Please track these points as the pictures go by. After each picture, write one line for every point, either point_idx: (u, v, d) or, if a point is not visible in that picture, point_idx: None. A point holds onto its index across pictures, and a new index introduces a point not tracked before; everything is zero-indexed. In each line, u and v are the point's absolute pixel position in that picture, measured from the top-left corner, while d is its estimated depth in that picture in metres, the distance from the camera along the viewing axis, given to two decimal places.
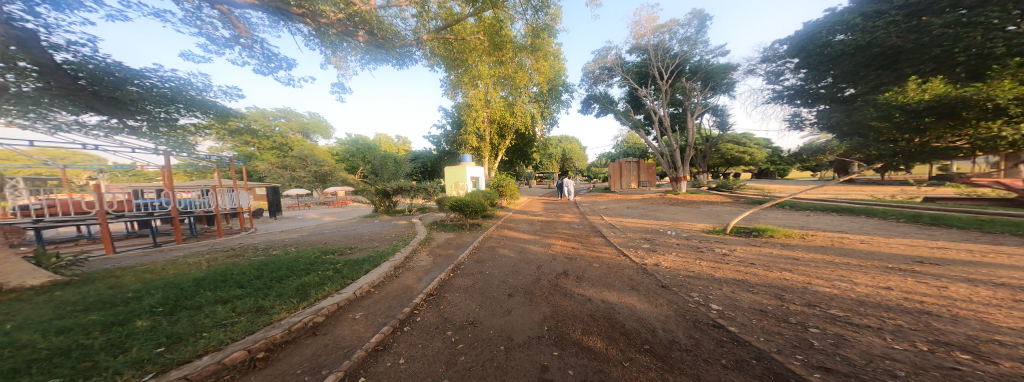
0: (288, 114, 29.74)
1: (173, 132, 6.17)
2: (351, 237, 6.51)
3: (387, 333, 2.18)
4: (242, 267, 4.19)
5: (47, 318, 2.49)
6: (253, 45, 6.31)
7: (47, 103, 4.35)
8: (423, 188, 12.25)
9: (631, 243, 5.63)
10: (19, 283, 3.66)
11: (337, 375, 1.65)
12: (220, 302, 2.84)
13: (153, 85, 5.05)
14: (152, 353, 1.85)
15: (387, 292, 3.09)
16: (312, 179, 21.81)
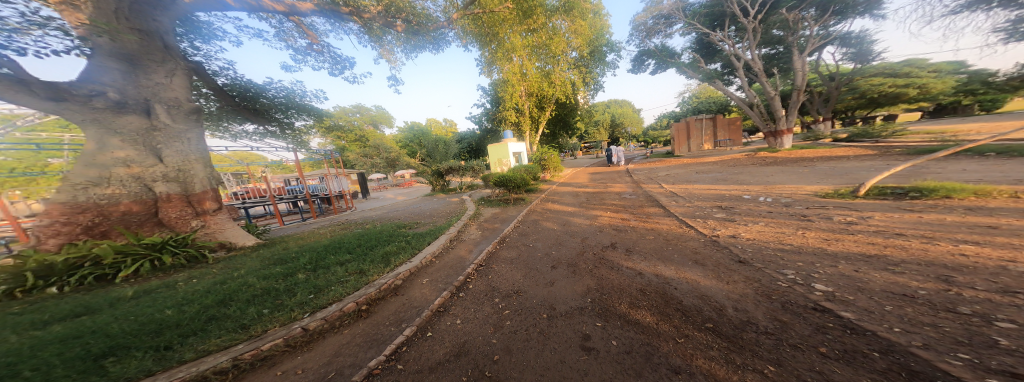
0: (361, 109, 35.00)
1: (295, 134, 7.92)
2: (418, 214, 7.54)
3: (446, 297, 2.49)
4: (350, 237, 5.37)
5: (258, 266, 3.71)
6: (323, 50, 7.45)
7: (224, 117, 6.56)
8: (470, 167, 13.40)
9: (698, 212, 4.88)
10: (245, 243, 5.25)
11: (411, 329, 2.02)
12: (339, 262, 3.80)
13: (274, 96, 6.76)
14: (307, 298, 2.57)
15: (445, 261, 3.50)
16: (385, 164, 25.46)
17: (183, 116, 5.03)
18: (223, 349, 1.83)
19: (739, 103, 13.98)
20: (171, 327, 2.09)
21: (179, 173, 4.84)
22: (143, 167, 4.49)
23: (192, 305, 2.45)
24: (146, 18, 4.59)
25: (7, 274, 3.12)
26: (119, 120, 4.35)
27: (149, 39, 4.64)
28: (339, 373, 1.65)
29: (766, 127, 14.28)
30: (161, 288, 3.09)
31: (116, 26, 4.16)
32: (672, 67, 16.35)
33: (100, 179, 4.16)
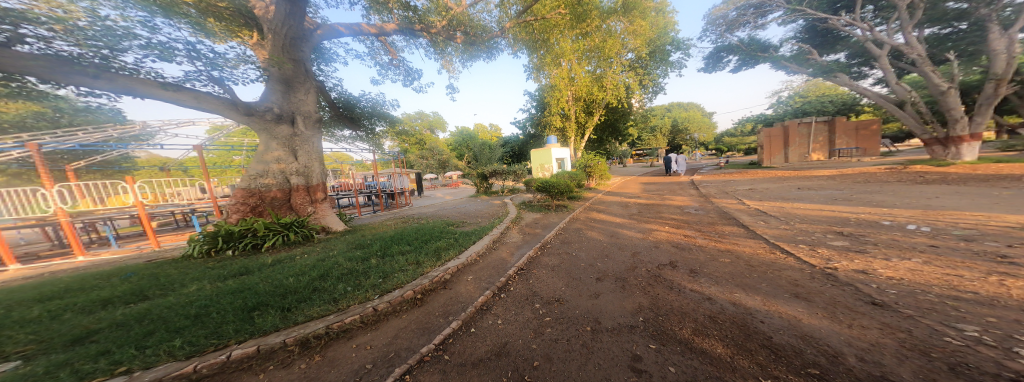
0: (422, 115, 38.92)
1: (374, 137, 9.15)
2: (464, 214, 7.89)
3: (489, 296, 2.57)
4: (407, 228, 5.78)
5: (349, 248, 4.25)
6: (399, 64, 8.39)
7: (331, 124, 8.24)
8: (513, 171, 13.76)
9: (798, 234, 4.01)
10: (338, 229, 5.95)
11: (457, 324, 2.13)
12: (402, 250, 4.00)
13: (366, 108, 8.19)
14: (376, 282, 2.87)
15: (488, 261, 3.61)
16: (437, 165, 27.61)
17: (313, 124, 5.92)
18: (312, 320, 2.20)
19: (878, 100, 11.78)
20: (287, 294, 2.64)
21: (306, 168, 5.71)
22: (288, 163, 5.47)
23: (298, 278, 3.01)
24: (298, 48, 5.54)
25: (208, 237, 4.37)
26: (277, 129, 5.39)
27: (301, 66, 5.62)
28: (398, 356, 1.85)
29: (925, 132, 11.60)
30: (283, 260, 3.87)
31: (281, 57, 5.11)
32: (767, 60, 14.43)
33: (262, 172, 5.22)
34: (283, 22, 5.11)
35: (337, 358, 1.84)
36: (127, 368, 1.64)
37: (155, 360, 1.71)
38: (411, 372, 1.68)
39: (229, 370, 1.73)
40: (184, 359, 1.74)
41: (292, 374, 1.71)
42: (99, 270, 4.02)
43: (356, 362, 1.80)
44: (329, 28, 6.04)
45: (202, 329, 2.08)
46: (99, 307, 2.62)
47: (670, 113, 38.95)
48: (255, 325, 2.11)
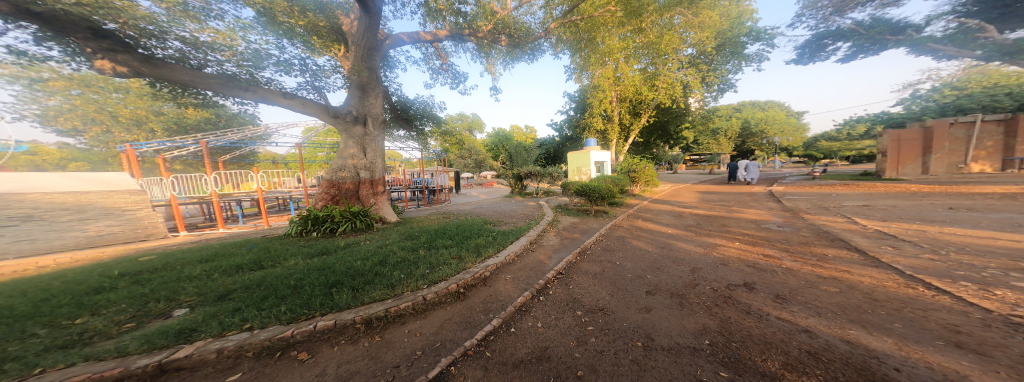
0: (462, 116, 40.58)
1: (422, 137, 9.78)
2: (499, 213, 8.02)
3: (528, 297, 2.57)
4: (449, 223, 6.03)
5: (401, 238, 4.56)
6: (447, 68, 8.84)
7: (389, 125, 9.05)
8: (548, 173, 13.64)
9: (936, 266, 3.22)
10: (391, 220, 6.35)
11: (497, 322, 2.17)
12: (445, 244, 4.19)
13: (420, 108, 8.81)
14: (424, 273, 3.04)
15: (526, 262, 3.61)
16: (473, 164, 28.56)
17: (379, 124, 6.35)
18: (373, 302, 2.43)
19: None
20: (353, 276, 2.91)
21: (372, 164, 6.19)
22: (359, 159, 6.05)
23: (363, 262, 3.34)
24: (373, 58, 5.86)
25: (301, 219, 5.09)
26: (353, 129, 5.98)
27: (374, 74, 6.03)
28: (443, 347, 1.95)
29: None
30: (352, 244, 4.36)
31: (360, 66, 5.56)
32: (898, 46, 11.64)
33: (341, 166, 5.90)
34: (363, 35, 5.41)
35: (392, 341, 2.02)
36: (250, 325, 2.10)
37: (266, 321, 2.14)
38: (455, 363, 1.77)
39: (313, 339, 2.05)
40: (287, 323, 2.11)
41: (358, 351, 1.92)
42: (236, 239, 5.12)
43: (408, 347, 1.96)
44: (396, 37, 6.33)
45: (299, 299, 2.46)
46: (234, 269, 3.35)
47: (744, 112, 34.40)
48: (332, 301, 2.41)
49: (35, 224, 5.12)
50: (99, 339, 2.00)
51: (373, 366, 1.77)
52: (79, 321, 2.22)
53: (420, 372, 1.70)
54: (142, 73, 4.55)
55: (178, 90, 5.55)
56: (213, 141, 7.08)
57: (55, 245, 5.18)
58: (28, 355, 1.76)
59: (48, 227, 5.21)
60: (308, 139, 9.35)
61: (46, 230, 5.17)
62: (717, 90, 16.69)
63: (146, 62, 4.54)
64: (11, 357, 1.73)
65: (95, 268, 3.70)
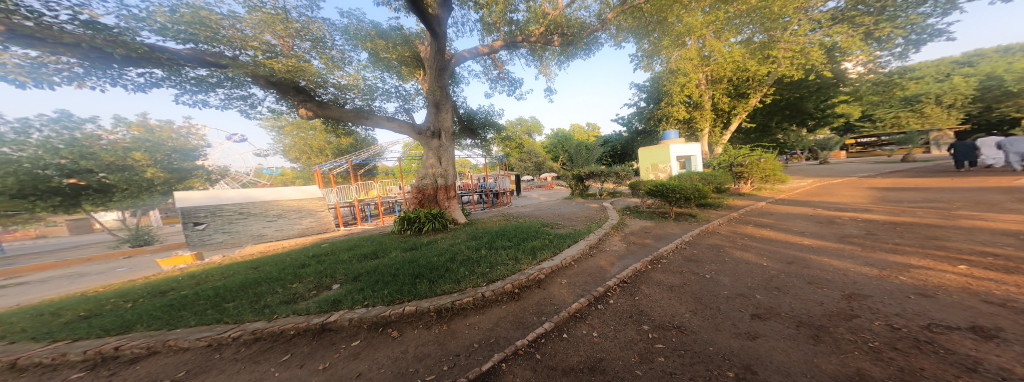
0: (524, 122, 42.21)
1: (486, 144, 10.79)
2: (557, 215, 7.85)
3: (584, 304, 2.38)
4: (507, 225, 6.28)
5: (465, 238, 5.06)
6: (503, 77, 9.51)
7: (459, 136, 10.36)
8: (613, 172, 12.58)
9: None
10: (460, 222, 7.26)
11: (549, 326, 2.11)
12: (503, 245, 4.39)
13: (482, 116, 9.79)
14: (483, 272, 3.25)
15: (585, 267, 3.36)
16: (533, 167, 29.31)
17: (449, 137, 7.34)
18: (443, 295, 2.78)
19: None
20: (429, 270, 3.43)
21: (446, 172, 7.20)
22: (436, 168, 7.15)
23: (437, 258, 3.89)
24: (442, 77, 6.76)
25: (401, 220, 6.40)
26: (430, 142, 7.13)
27: (445, 92, 6.94)
28: (497, 343, 2.05)
29: None
30: (431, 242, 5.14)
31: (433, 85, 6.55)
32: None
33: (424, 175, 7.10)
34: (433, 57, 6.38)
35: (456, 332, 2.26)
36: (366, 303, 2.80)
37: (376, 301, 2.80)
38: (506, 360, 1.82)
39: (402, 320, 2.53)
40: (387, 305, 2.70)
41: (430, 335, 2.27)
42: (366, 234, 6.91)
43: (468, 338, 2.16)
44: (459, 55, 7.20)
45: (393, 286, 3.09)
46: (361, 257, 4.50)
47: (974, 66, 21.53)
48: (414, 290, 2.92)
49: (283, 220, 8.57)
50: (300, 300, 3.10)
51: (440, 351, 2.05)
52: (289, 285, 3.55)
53: (475, 364, 1.85)
54: (319, 114, 6.81)
55: (336, 124, 8.12)
56: (355, 160, 9.89)
57: (289, 232, 8.60)
58: (274, 304, 2.98)
59: (288, 221, 8.64)
60: (406, 153, 11.89)
61: (288, 223, 8.62)
62: (901, 43, 11.33)
63: (319, 107, 6.75)
64: (268, 305, 3.00)
65: (304, 249, 5.82)
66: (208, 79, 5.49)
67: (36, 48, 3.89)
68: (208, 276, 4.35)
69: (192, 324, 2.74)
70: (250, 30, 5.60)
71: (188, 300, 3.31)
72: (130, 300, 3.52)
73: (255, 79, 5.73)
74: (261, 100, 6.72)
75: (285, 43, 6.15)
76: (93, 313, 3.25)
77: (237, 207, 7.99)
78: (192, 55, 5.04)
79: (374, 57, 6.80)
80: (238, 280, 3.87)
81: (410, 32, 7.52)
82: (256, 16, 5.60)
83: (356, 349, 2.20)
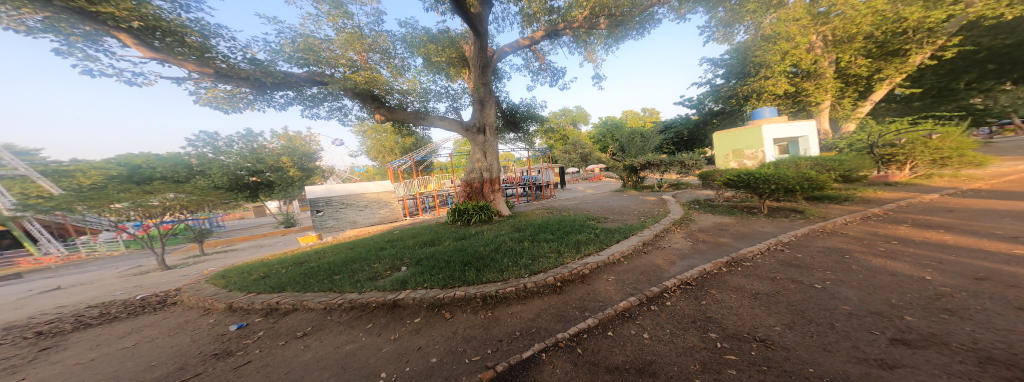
0: (566, 112, 42.13)
1: (528, 137, 10.87)
2: (606, 209, 7.41)
3: (634, 303, 2.13)
4: (551, 218, 6.09)
5: (508, 230, 5.15)
6: (545, 69, 9.40)
7: (502, 131, 10.55)
8: (677, 162, 11.63)
9: None
10: (503, 214, 7.41)
11: (591, 322, 1.95)
12: (546, 238, 4.30)
13: (525, 109, 9.79)
14: (525, 263, 3.28)
15: (637, 266, 3.05)
16: (578, 159, 30.55)
17: (493, 132, 7.50)
18: (488, 283, 2.91)
19: None
20: (476, 259, 3.65)
21: (491, 166, 7.39)
22: (482, 162, 7.37)
23: (484, 247, 4.13)
24: (485, 75, 7.00)
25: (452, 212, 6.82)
26: (476, 139, 7.37)
27: (488, 89, 7.16)
28: (537, 333, 2.01)
29: None
30: (478, 232, 5.42)
31: (477, 84, 6.80)
32: None
33: (471, 169, 7.38)
34: (476, 55, 6.66)
35: (499, 319, 2.33)
36: (425, 284, 3.19)
37: (433, 284, 3.14)
38: (546, 351, 1.76)
39: (453, 303, 2.76)
40: (442, 288, 3.00)
41: (476, 319, 2.41)
42: (426, 223, 7.91)
43: (510, 326, 2.19)
44: (501, 51, 7.36)
45: (445, 272, 3.41)
46: (421, 244, 5.12)
47: None
48: (463, 276, 3.16)
49: (369, 210, 11.11)
50: (379, 277, 3.76)
51: (484, 335, 2.14)
52: (372, 264, 4.34)
53: (516, 351, 1.86)
54: (387, 118, 7.32)
55: (400, 127, 9.34)
56: (415, 157, 11.47)
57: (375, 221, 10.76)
58: (363, 280, 3.71)
59: (372, 210, 11.16)
60: (456, 149, 12.94)
61: (370, 212, 11.12)
62: None
63: (388, 112, 7.25)
64: (358, 280, 3.75)
65: (381, 235, 6.99)
66: (318, 95, 6.63)
67: (230, 83, 5.55)
68: (322, 253, 5.73)
69: (314, 290, 3.65)
70: (337, 48, 6.32)
71: (311, 270, 4.44)
72: (280, 268, 4.94)
73: (346, 92, 6.62)
74: (351, 108, 7.77)
75: (363, 58, 6.77)
76: (263, 274, 4.72)
77: (336, 198, 10.90)
78: (306, 77, 6.11)
79: (427, 61, 7.29)
80: (339, 258, 4.94)
81: (455, 33, 7.86)
82: (342, 37, 6.27)
83: (417, 325, 2.52)
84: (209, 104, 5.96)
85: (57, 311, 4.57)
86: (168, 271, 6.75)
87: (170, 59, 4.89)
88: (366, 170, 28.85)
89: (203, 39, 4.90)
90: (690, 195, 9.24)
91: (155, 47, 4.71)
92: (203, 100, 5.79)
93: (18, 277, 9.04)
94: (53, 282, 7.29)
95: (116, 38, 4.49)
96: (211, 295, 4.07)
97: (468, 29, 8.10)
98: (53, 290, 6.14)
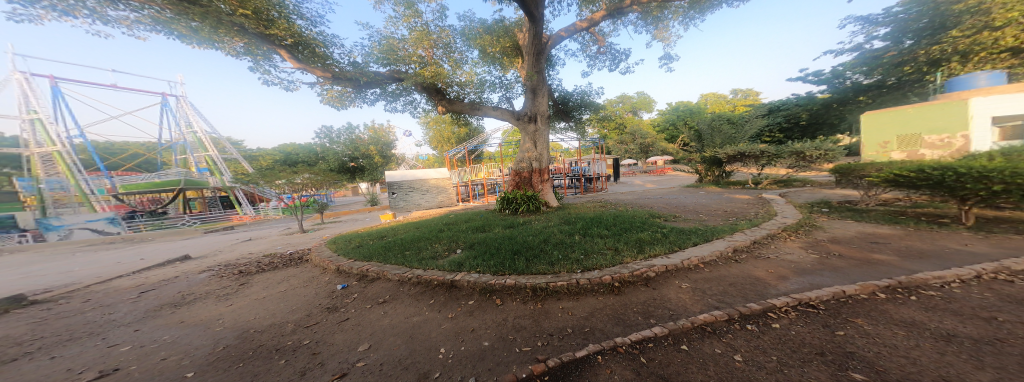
0: (624, 97, 39.14)
1: (580, 126, 10.36)
2: (676, 207, 6.38)
3: (719, 318, 1.70)
4: (605, 212, 5.54)
5: (557, 222, 4.90)
6: (605, 52, 8.69)
7: (553, 121, 10.25)
8: (783, 152, 9.57)
9: None
10: (547, 207, 7.18)
11: (657, 332, 1.64)
12: (601, 233, 3.94)
13: (579, 97, 9.34)
14: (577, 258, 3.07)
15: (723, 276, 2.47)
16: (638, 150, 30.20)
17: (545, 121, 7.35)
18: (539, 275, 2.81)
19: None
20: (525, 248, 3.62)
21: (540, 156, 7.27)
22: (531, 152, 7.29)
23: (533, 237, 4.06)
24: (538, 62, 6.94)
25: (500, 200, 6.99)
26: (527, 127, 7.32)
27: (541, 76, 7.06)
28: (591, 334, 1.81)
29: None
30: (526, 222, 5.37)
31: (530, 71, 6.76)
32: None
33: (521, 159, 7.36)
34: (530, 42, 6.62)
35: (549, 313, 2.21)
36: (478, 269, 3.33)
37: (485, 269, 3.24)
38: (602, 354, 1.55)
39: (504, 290, 2.77)
40: (493, 274, 3.06)
41: (526, 310, 2.35)
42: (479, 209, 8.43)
43: (561, 322, 2.05)
44: (556, 35, 7.18)
45: (496, 258, 3.47)
46: (474, 229, 5.40)
47: None
48: (513, 265, 3.15)
49: (429, 194, 12.97)
50: (439, 258, 4.12)
51: (534, 327, 2.06)
52: (434, 244, 4.84)
53: (568, 348, 1.71)
54: (447, 109, 8.03)
55: (458, 120, 10.12)
56: (469, 147, 12.18)
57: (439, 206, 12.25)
58: (427, 258, 4.14)
59: (432, 194, 12.98)
60: (505, 139, 13.30)
61: (430, 197, 12.96)
62: None
63: (446, 101, 7.92)
64: (423, 257, 4.21)
65: (441, 218, 7.75)
66: (396, 91, 7.83)
67: (340, 84, 6.99)
68: (395, 231, 6.70)
69: (391, 262, 4.28)
70: (410, 47, 7.31)
71: (388, 245, 5.23)
72: (368, 241, 6.00)
73: (417, 88, 7.55)
74: (419, 102, 8.88)
75: (430, 54, 7.64)
76: (358, 244, 5.83)
77: (404, 182, 12.80)
78: (388, 74, 7.27)
79: (482, 53, 7.59)
80: (408, 236, 5.69)
81: (510, 22, 8.01)
82: (413, 35, 7.21)
83: (471, 308, 2.63)
84: (329, 102, 7.77)
85: (248, 257, 6.80)
86: (303, 234, 9.23)
87: (308, 67, 6.46)
88: (429, 157, 32.70)
89: (325, 48, 6.31)
90: (805, 198, 7.04)
91: (299, 59, 6.33)
92: (325, 99, 7.62)
93: (232, 228, 14.03)
94: (245, 235, 10.91)
95: (279, 55, 6.21)
96: (327, 258, 5.28)
97: (523, 17, 8.13)
98: (246, 241, 9.21)
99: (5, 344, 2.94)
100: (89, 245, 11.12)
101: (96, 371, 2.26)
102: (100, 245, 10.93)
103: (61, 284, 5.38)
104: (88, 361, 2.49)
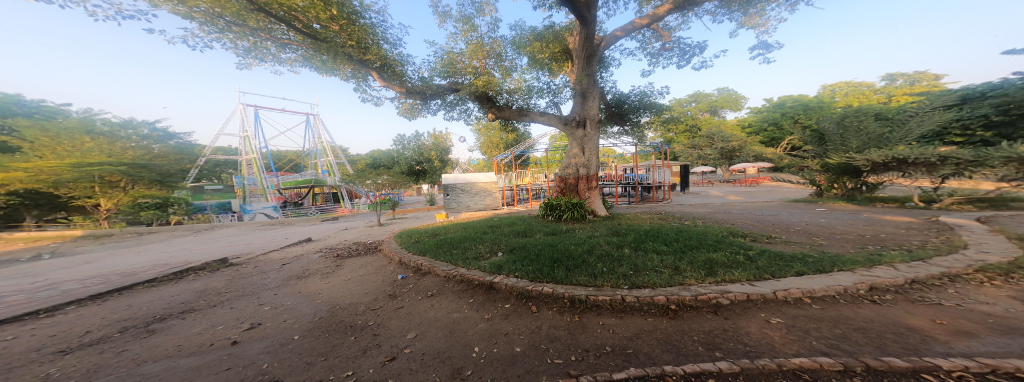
0: (698, 96, 33.92)
1: (638, 129, 9.41)
2: (769, 225, 4.93)
3: (827, 367, 1.16)
4: (665, 226, 4.70)
5: (604, 233, 4.39)
6: (673, 46, 7.72)
7: (606, 124, 9.58)
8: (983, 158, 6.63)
9: None
10: (593, 216, 6.61)
11: (723, 367, 1.22)
12: (657, 249, 3.33)
13: (636, 98, 8.49)
14: (625, 273, 2.66)
15: (845, 317, 1.72)
16: (718, 156, 25.73)
17: (596, 124, 6.96)
18: (579, 286, 2.53)
19: None
20: (566, 258, 3.34)
21: (589, 162, 6.84)
22: (579, 157, 6.89)
23: (576, 246, 3.74)
24: (589, 64, 6.68)
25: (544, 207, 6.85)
26: (575, 132, 6.99)
27: (592, 79, 6.79)
28: (634, 356, 1.48)
29: None
30: (569, 230, 5.02)
31: (580, 74, 6.54)
32: None
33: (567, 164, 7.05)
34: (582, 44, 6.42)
35: (586, 327, 1.94)
36: (516, 273, 3.23)
37: (523, 274, 3.13)
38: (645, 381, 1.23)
39: (541, 298, 2.60)
40: (531, 281, 2.91)
41: (561, 320, 2.13)
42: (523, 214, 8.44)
43: (599, 338, 1.76)
44: (611, 35, 6.80)
45: (534, 265, 3.30)
46: (516, 233, 5.36)
47: None
48: (552, 273, 2.94)
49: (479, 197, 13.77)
50: (481, 259, 4.21)
51: (568, 340, 1.82)
52: (478, 245, 5.01)
53: (604, 367, 1.44)
54: (496, 115, 8.43)
55: (508, 126, 10.50)
56: (517, 151, 12.26)
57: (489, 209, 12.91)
58: (470, 258, 4.28)
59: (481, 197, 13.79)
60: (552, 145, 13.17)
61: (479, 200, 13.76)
62: None
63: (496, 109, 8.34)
64: (467, 258, 4.37)
65: (487, 221, 8.03)
66: (454, 100, 8.77)
67: (411, 97, 8.22)
68: (447, 230, 7.23)
69: (441, 259, 4.59)
70: (467, 59, 8.20)
71: (440, 243, 5.66)
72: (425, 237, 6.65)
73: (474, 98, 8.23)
74: (470, 110, 9.63)
75: (485, 66, 8.30)
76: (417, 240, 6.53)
77: (456, 184, 13.85)
78: (448, 86, 8.15)
79: (532, 60, 7.82)
80: (457, 235, 6.06)
81: (560, 27, 7.99)
82: (470, 48, 8.09)
83: (506, 311, 2.54)
84: (403, 113, 9.22)
85: (343, 243, 8.48)
86: (381, 227, 11.02)
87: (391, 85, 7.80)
88: (482, 161, 35.02)
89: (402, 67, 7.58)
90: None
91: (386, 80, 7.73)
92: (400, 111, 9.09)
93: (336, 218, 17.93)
94: (342, 224, 13.72)
95: (372, 77, 7.76)
96: (393, 249, 6.08)
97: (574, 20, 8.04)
98: (344, 230, 11.57)
99: (215, 293, 4.38)
100: (262, 225, 15.98)
101: (249, 323, 3.10)
102: (265, 225, 15.56)
103: (242, 252, 7.78)
104: (247, 314, 3.43)
